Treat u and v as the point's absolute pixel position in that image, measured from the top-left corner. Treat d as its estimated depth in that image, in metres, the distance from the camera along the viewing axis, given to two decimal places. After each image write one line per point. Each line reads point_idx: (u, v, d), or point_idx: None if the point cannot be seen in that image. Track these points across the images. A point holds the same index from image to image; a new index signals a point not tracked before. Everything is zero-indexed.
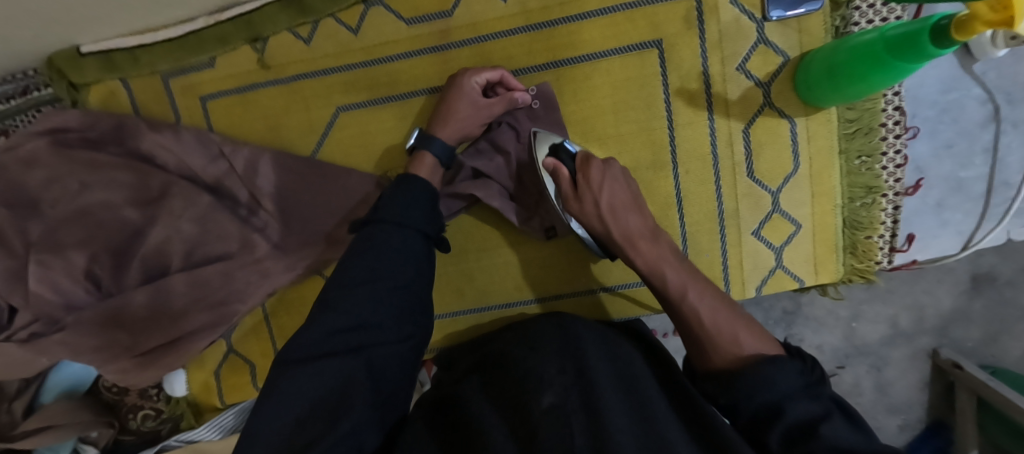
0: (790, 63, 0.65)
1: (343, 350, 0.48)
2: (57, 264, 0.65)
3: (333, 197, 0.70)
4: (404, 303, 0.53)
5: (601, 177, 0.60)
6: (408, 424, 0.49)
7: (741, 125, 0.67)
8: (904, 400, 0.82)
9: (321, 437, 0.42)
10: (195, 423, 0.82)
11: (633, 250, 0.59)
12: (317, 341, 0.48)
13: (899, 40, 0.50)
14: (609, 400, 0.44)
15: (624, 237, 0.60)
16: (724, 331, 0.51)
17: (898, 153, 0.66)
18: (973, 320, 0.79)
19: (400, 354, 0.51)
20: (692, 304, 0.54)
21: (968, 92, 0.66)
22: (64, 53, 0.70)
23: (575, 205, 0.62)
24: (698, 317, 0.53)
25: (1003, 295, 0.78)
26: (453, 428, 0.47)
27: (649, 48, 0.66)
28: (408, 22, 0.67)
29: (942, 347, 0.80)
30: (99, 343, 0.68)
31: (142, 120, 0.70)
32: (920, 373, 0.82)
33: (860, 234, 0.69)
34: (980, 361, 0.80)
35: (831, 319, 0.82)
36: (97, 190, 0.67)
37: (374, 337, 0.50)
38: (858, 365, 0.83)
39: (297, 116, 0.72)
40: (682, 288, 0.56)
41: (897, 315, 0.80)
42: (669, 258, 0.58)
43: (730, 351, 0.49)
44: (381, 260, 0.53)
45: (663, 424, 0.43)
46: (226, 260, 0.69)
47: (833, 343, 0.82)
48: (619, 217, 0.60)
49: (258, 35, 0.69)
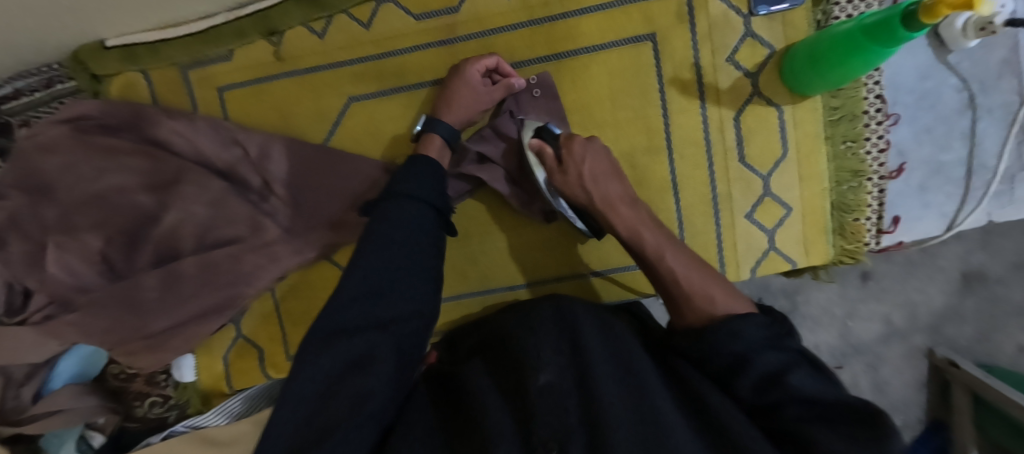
0: (776, 54, 0.70)
1: (370, 324, 0.50)
2: (72, 246, 0.67)
3: (343, 183, 0.73)
4: (418, 278, 0.54)
5: (584, 150, 0.62)
6: (413, 398, 0.52)
7: (732, 113, 0.71)
8: (901, 399, 0.85)
9: (343, 422, 0.43)
10: (202, 407, 0.83)
11: (613, 212, 0.61)
12: (344, 306, 0.50)
13: (875, 27, 0.53)
14: (603, 377, 0.45)
15: (602, 200, 0.62)
16: (698, 289, 0.53)
17: (880, 138, 0.70)
18: (966, 318, 0.82)
19: (420, 329, 0.53)
20: (669, 264, 0.57)
21: (944, 82, 0.70)
22: (88, 45, 0.73)
23: (559, 177, 0.64)
24: (671, 273, 0.56)
25: (995, 293, 0.81)
26: (457, 400, 0.50)
27: (644, 41, 0.70)
28: (416, 17, 0.71)
29: (937, 346, 0.83)
30: (109, 325, 0.69)
31: (161, 110, 0.73)
32: (916, 371, 0.84)
33: (848, 216, 0.72)
34: (974, 358, 0.83)
35: (825, 317, 0.85)
36: (112, 175, 0.69)
37: (391, 309, 0.51)
38: (855, 364, 0.85)
39: (308, 106, 0.75)
40: (658, 250, 0.58)
41: (891, 312, 0.83)
42: (646, 222, 0.60)
43: (704, 309, 0.51)
44: (395, 239, 0.54)
45: (655, 395, 0.45)
46: (237, 244, 0.71)
47: (829, 342, 0.85)
48: (599, 184, 0.62)
49: (274, 29, 0.73)
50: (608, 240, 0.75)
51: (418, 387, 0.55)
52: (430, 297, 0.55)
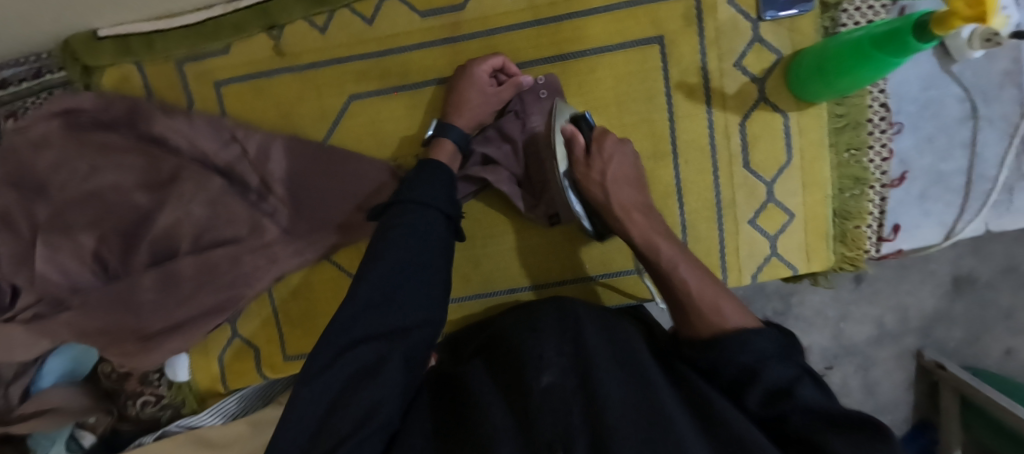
0: (783, 60, 0.69)
1: (380, 333, 0.50)
2: (66, 245, 0.65)
3: (346, 183, 0.72)
4: (424, 277, 0.54)
5: (613, 150, 0.63)
6: (415, 406, 0.51)
7: (737, 118, 0.71)
8: (890, 400, 0.86)
9: (352, 434, 0.43)
10: (197, 408, 0.81)
11: (629, 219, 0.61)
12: (350, 319, 0.50)
13: (884, 37, 0.53)
14: (604, 376, 0.45)
15: (619, 205, 0.61)
16: (708, 298, 0.53)
17: (883, 147, 0.71)
18: (954, 321, 0.83)
19: (425, 337, 0.52)
20: (681, 275, 0.56)
21: (947, 91, 0.70)
22: (80, 36, 0.70)
23: (581, 170, 0.63)
24: (684, 285, 0.55)
25: (984, 298, 0.82)
26: (457, 403, 0.49)
27: (651, 44, 0.69)
28: (420, 14, 0.70)
29: (926, 348, 0.84)
30: (104, 326, 0.68)
31: (156, 105, 0.71)
32: (905, 372, 0.86)
33: (849, 223, 0.72)
34: (962, 360, 0.85)
35: (819, 319, 0.85)
36: (107, 173, 0.67)
37: (400, 317, 0.51)
38: (846, 365, 0.86)
39: (310, 103, 0.73)
40: (673, 260, 0.57)
41: (883, 314, 0.84)
42: (661, 231, 0.60)
43: (712, 320, 0.51)
44: (404, 242, 0.54)
45: (659, 388, 0.46)
46: (236, 244, 0.70)
47: (821, 343, 0.86)
48: (618, 189, 0.62)
49: (273, 23, 0.71)
50: (611, 244, 0.74)
51: (421, 391, 0.54)
52: (441, 300, 0.55)
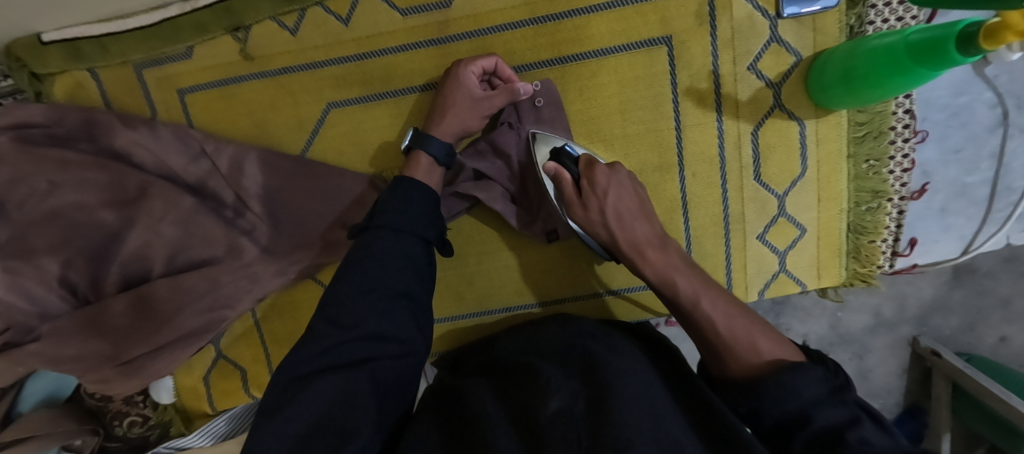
0: (802, 63, 0.63)
1: (349, 363, 0.47)
2: (28, 271, 0.61)
3: (327, 198, 0.67)
4: (402, 308, 0.51)
5: (606, 183, 0.57)
6: (410, 425, 0.47)
7: (750, 127, 0.65)
8: (883, 386, 0.83)
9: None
10: (184, 430, 0.79)
11: (641, 258, 0.56)
12: (318, 353, 0.47)
13: (920, 46, 0.48)
14: (622, 398, 0.41)
15: (630, 244, 0.57)
16: (741, 339, 0.48)
17: (905, 157, 0.66)
18: (952, 309, 0.79)
19: (402, 367, 0.49)
20: (706, 313, 0.51)
21: (978, 97, 0.65)
22: (24, 40, 0.64)
23: (579, 211, 0.59)
24: (712, 325, 0.50)
25: (983, 286, 0.77)
26: (459, 423, 0.44)
27: (659, 44, 0.63)
28: (403, 12, 0.63)
29: (921, 336, 0.80)
30: (77, 353, 0.63)
31: (115, 116, 0.65)
32: (899, 359, 0.82)
33: (864, 239, 0.68)
34: (956, 349, 0.80)
35: (817, 308, 0.81)
36: (67, 191, 0.61)
37: (381, 348, 0.48)
38: (841, 352, 0.82)
39: (284, 113, 0.67)
40: (694, 297, 0.52)
41: (880, 304, 0.80)
42: (679, 266, 0.55)
43: (748, 360, 0.47)
44: (379, 268, 0.51)
45: (672, 424, 0.41)
46: (212, 265, 0.65)
47: (817, 332, 0.82)
48: (624, 224, 0.57)
49: (239, 23, 0.64)
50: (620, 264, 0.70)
51: (422, 411, 0.50)
52: (413, 339, 0.51)
